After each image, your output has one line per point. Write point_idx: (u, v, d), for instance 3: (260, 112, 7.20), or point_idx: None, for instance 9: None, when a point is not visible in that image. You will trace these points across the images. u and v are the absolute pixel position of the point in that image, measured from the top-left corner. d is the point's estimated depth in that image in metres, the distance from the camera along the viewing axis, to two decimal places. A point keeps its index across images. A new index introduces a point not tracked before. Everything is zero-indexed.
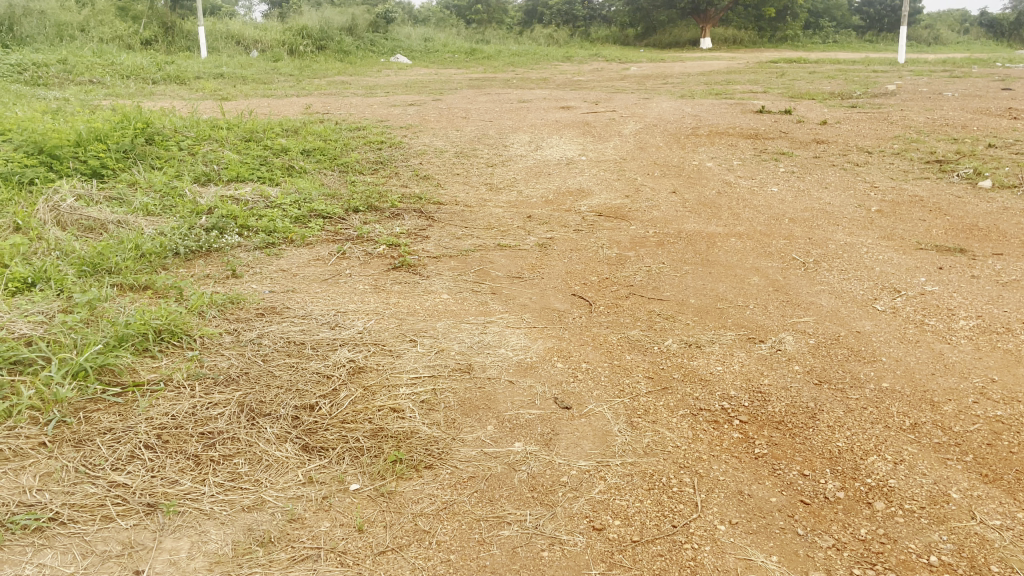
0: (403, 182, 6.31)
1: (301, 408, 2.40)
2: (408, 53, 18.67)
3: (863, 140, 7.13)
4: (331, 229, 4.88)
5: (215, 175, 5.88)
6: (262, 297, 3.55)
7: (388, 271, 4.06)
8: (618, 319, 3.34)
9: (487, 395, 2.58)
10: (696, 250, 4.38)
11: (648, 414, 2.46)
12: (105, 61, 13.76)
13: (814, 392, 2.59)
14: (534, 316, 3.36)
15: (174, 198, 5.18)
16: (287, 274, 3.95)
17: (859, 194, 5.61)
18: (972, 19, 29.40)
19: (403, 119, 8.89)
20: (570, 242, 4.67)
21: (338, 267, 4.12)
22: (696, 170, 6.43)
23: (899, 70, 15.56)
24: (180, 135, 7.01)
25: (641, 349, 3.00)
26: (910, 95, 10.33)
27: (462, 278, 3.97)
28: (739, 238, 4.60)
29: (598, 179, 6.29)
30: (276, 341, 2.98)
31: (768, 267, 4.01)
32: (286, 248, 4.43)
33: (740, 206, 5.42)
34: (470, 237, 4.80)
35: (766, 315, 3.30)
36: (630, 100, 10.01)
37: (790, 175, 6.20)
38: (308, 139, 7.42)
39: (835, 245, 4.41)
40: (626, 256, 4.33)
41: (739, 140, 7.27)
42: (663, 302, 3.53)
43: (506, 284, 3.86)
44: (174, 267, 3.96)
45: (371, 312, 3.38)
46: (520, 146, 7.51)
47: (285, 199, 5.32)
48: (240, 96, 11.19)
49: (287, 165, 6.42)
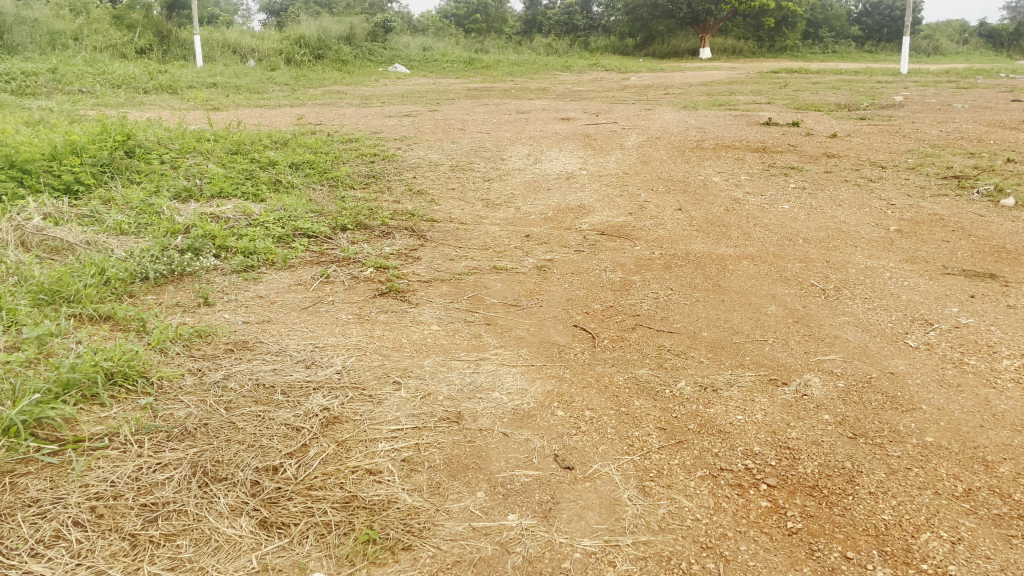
0: (395, 198, 6.00)
1: (264, 471, 2.10)
2: (407, 61, 18.43)
3: (875, 154, 6.84)
4: (316, 249, 4.58)
5: (197, 191, 5.58)
6: (234, 329, 3.24)
7: (375, 297, 3.76)
8: (624, 355, 3.03)
9: (478, 451, 2.27)
10: (707, 273, 4.08)
11: (662, 476, 2.15)
12: (97, 70, 13.48)
13: (849, 449, 2.29)
14: (532, 352, 3.06)
15: (150, 216, 4.88)
16: (264, 302, 3.64)
17: (875, 212, 5.31)
18: (971, 30, 29.27)
19: (397, 130, 8.60)
20: (571, 264, 4.37)
21: (320, 293, 3.81)
22: (703, 186, 6.13)
23: (904, 81, 15.29)
24: (163, 148, 6.71)
25: (650, 392, 2.69)
26: (919, 106, 10.06)
27: (454, 305, 3.66)
28: (751, 261, 4.30)
29: (600, 195, 5.99)
30: (243, 383, 2.67)
31: (785, 294, 3.70)
32: (265, 271, 4.12)
33: (750, 225, 5.12)
34: (464, 259, 4.50)
35: (788, 352, 3.00)
36: (632, 111, 9.75)
37: (801, 191, 5.91)
38: (298, 151, 7.14)
39: (855, 269, 4.11)
40: (630, 281, 4.03)
41: (746, 153, 6.99)
42: (673, 335, 3.23)
43: (502, 313, 3.55)
44: (142, 294, 3.65)
45: (352, 347, 3.07)
46: (518, 159, 7.23)
47: (269, 217, 5.02)
48: (232, 106, 10.92)
49: (274, 179, 6.13)
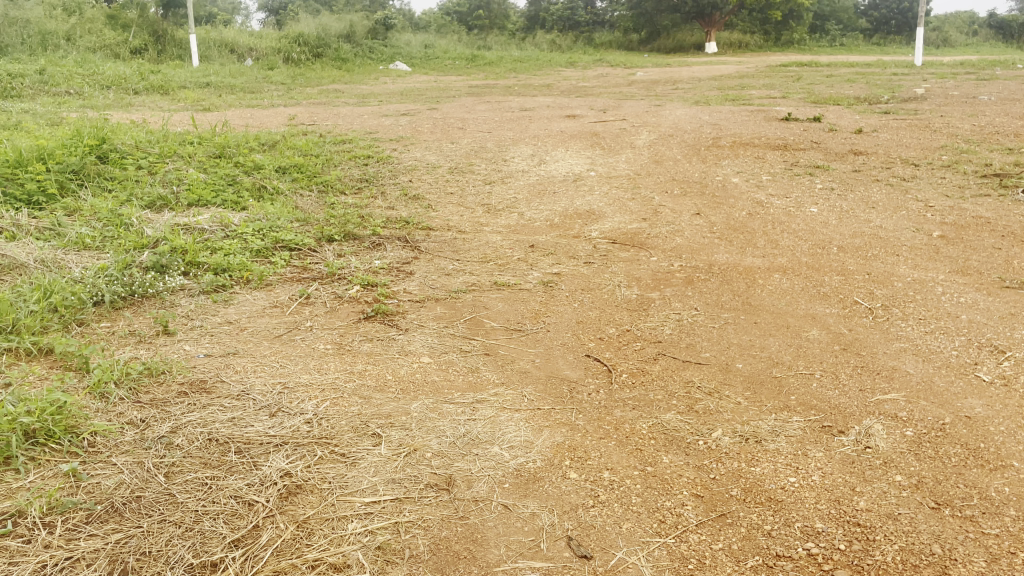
0: (389, 204, 5.56)
1: (199, 571, 1.68)
2: (408, 59, 17.99)
3: (905, 151, 6.36)
4: (298, 264, 4.15)
5: (173, 200, 5.15)
6: (192, 365, 2.80)
7: (359, 322, 3.31)
8: (647, 395, 2.58)
9: (471, 531, 1.83)
10: (734, 290, 3.63)
11: (705, 570, 1.72)
12: (87, 71, 13.03)
13: (934, 525, 1.85)
14: (538, 391, 2.61)
15: (117, 229, 4.45)
16: (232, 330, 3.20)
17: (912, 216, 4.86)
18: (980, 21, 28.68)
19: (393, 131, 8.16)
20: (581, 278, 3.93)
21: (298, 318, 3.37)
22: (721, 187, 5.68)
23: (919, 73, 14.79)
24: (141, 152, 6.27)
25: (681, 445, 2.24)
26: (943, 100, 9.59)
27: (449, 331, 3.21)
28: (783, 274, 3.84)
29: (610, 198, 5.54)
30: (192, 439, 2.23)
31: (826, 315, 3.24)
32: (238, 292, 3.69)
33: (777, 231, 4.67)
34: (462, 273, 4.06)
35: (840, 390, 2.54)
36: (640, 108, 9.29)
37: (828, 192, 5.45)
38: (286, 154, 6.70)
39: (901, 283, 3.65)
40: (648, 299, 3.57)
41: (766, 152, 6.53)
42: (701, 367, 2.78)
43: (504, 341, 3.10)
44: (94, 322, 3.22)
45: (328, 388, 2.62)
46: (521, 160, 6.78)
47: (248, 227, 4.58)
48: (223, 106, 10.48)
49: (258, 185, 5.70)
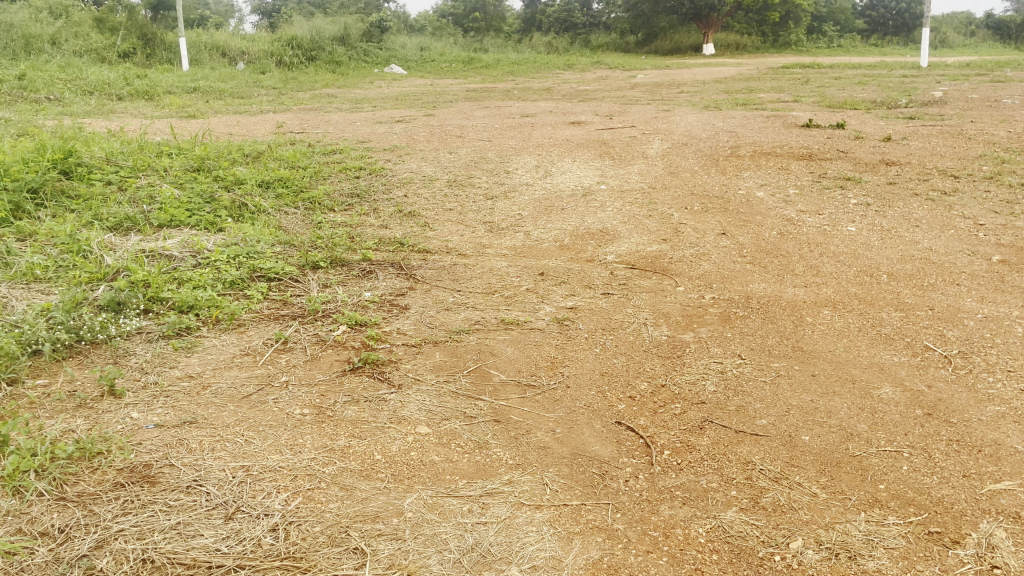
0: (382, 222, 5.06)
1: None
2: (403, 62, 17.49)
3: (941, 161, 5.86)
4: (277, 297, 3.64)
5: (141, 220, 4.64)
6: (137, 441, 2.30)
7: (344, 376, 2.80)
8: (700, 482, 2.08)
9: None
10: (781, 330, 3.12)
11: None
12: (70, 76, 12.49)
13: None
14: (563, 477, 2.10)
15: (73, 256, 3.94)
16: (192, 388, 2.69)
17: (963, 236, 4.36)
18: (978, 20, 28.35)
19: (387, 139, 7.65)
20: (601, 315, 3.42)
21: (271, 371, 2.85)
22: (745, 203, 5.18)
23: (928, 75, 14.33)
24: (112, 166, 5.75)
25: (753, 564, 1.76)
26: (964, 103, 9.11)
27: (450, 388, 2.70)
28: (832, 310, 3.34)
29: (624, 215, 5.05)
30: (122, 560, 1.77)
31: (897, 365, 2.75)
32: (205, 335, 3.17)
33: (815, 254, 4.16)
34: (465, 309, 3.55)
35: (941, 477, 2.05)
36: (648, 113, 8.81)
37: (865, 208, 4.95)
38: (271, 167, 6.20)
39: (973, 321, 3.16)
40: (682, 343, 3.07)
41: (790, 162, 6.04)
42: (761, 439, 2.28)
43: (516, 401, 2.59)
44: (29, 382, 2.71)
45: (302, 473, 2.12)
46: (525, 171, 6.27)
47: (222, 253, 4.07)
48: (210, 112, 9.96)
49: (238, 202, 5.19)
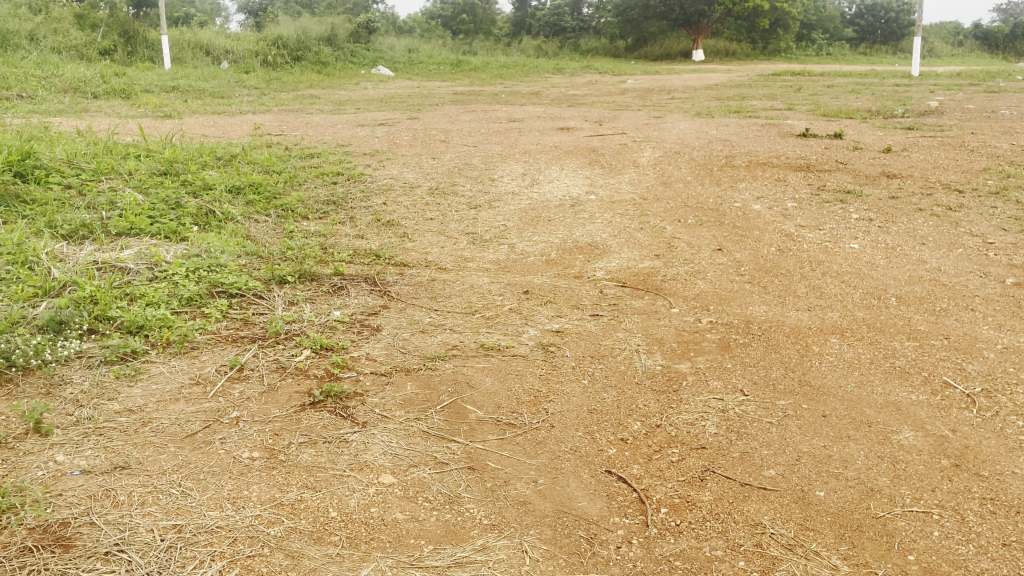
0: (359, 232, 4.77)
1: None
2: (391, 64, 17.19)
3: (944, 174, 5.64)
4: (237, 317, 3.34)
5: (98, 228, 4.32)
6: (57, 492, 2.00)
7: (302, 412, 2.50)
8: (704, 550, 1.82)
9: None
10: (786, 362, 2.85)
11: None
12: (45, 73, 12.09)
13: None
14: (544, 542, 1.84)
15: (16, 266, 3.61)
16: (131, 425, 2.39)
17: (972, 255, 4.12)
18: (965, 30, 28.34)
19: (368, 143, 7.35)
20: (589, 340, 3.15)
21: (222, 405, 2.55)
22: (741, 216, 4.93)
23: (921, 84, 14.15)
24: (73, 168, 5.42)
25: None
26: (961, 114, 8.90)
27: (421, 425, 2.41)
28: (840, 338, 3.08)
29: (615, 228, 4.78)
30: None
31: (917, 405, 2.49)
32: (153, 361, 2.87)
33: (818, 274, 3.91)
34: (442, 331, 3.26)
35: (979, 547, 1.80)
36: (639, 120, 8.56)
37: (867, 223, 4.71)
38: (244, 171, 5.89)
39: (993, 353, 2.91)
40: (678, 374, 2.79)
41: (787, 173, 5.80)
42: (772, 495, 2.01)
43: (494, 443, 2.31)
44: None
45: (242, 534, 1.84)
46: (511, 180, 6.00)
47: (181, 265, 3.76)
48: (187, 113, 9.61)
49: (205, 209, 4.88)
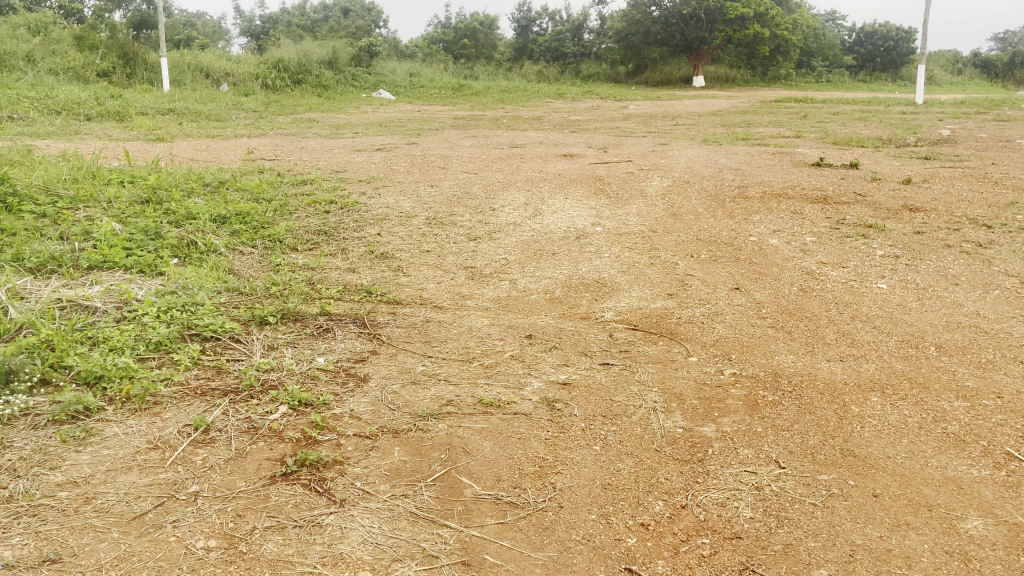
0: (350, 265, 4.46)
1: None
2: (391, 87, 17.00)
3: (969, 207, 5.34)
4: (210, 364, 3.02)
5: (69, 261, 4.01)
6: None
7: (271, 485, 2.17)
8: None
9: None
10: (824, 426, 2.51)
11: None
12: (40, 94, 11.86)
13: None
14: None
15: None
16: (72, 501, 2.06)
17: (1011, 298, 3.80)
18: (964, 58, 28.23)
19: (364, 169, 7.07)
20: (600, 395, 2.81)
21: (181, 475, 2.22)
22: (758, 251, 4.63)
23: (929, 112, 13.87)
24: (50, 193, 5.12)
25: None
26: (978, 143, 8.61)
27: (407, 504, 2.09)
28: (881, 396, 2.74)
29: (624, 263, 4.47)
30: None
31: (982, 483, 2.16)
32: (108, 418, 2.54)
33: (846, 317, 3.60)
34: (436, 382, 2.93)
35: None
36: (645, 146, 8.30)
37: (893, 260, 4.40)
38: (232, 198, 5.59)
39: None
40: (703, 440, 2.46)
41: (804, 205, 5.50)
42: None
43: (493, 529, 1.98)
44: None
45: None
46: (512, 209, 5.70)
47: (153, 304, 3.43)
48: (180, 137, 9.34)
49: (186, 239, 4.57)
